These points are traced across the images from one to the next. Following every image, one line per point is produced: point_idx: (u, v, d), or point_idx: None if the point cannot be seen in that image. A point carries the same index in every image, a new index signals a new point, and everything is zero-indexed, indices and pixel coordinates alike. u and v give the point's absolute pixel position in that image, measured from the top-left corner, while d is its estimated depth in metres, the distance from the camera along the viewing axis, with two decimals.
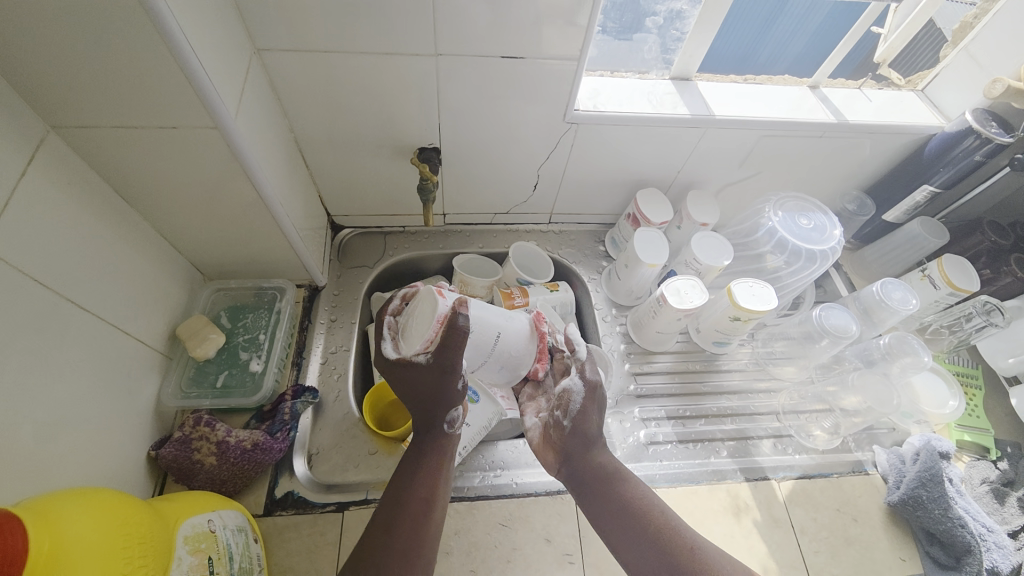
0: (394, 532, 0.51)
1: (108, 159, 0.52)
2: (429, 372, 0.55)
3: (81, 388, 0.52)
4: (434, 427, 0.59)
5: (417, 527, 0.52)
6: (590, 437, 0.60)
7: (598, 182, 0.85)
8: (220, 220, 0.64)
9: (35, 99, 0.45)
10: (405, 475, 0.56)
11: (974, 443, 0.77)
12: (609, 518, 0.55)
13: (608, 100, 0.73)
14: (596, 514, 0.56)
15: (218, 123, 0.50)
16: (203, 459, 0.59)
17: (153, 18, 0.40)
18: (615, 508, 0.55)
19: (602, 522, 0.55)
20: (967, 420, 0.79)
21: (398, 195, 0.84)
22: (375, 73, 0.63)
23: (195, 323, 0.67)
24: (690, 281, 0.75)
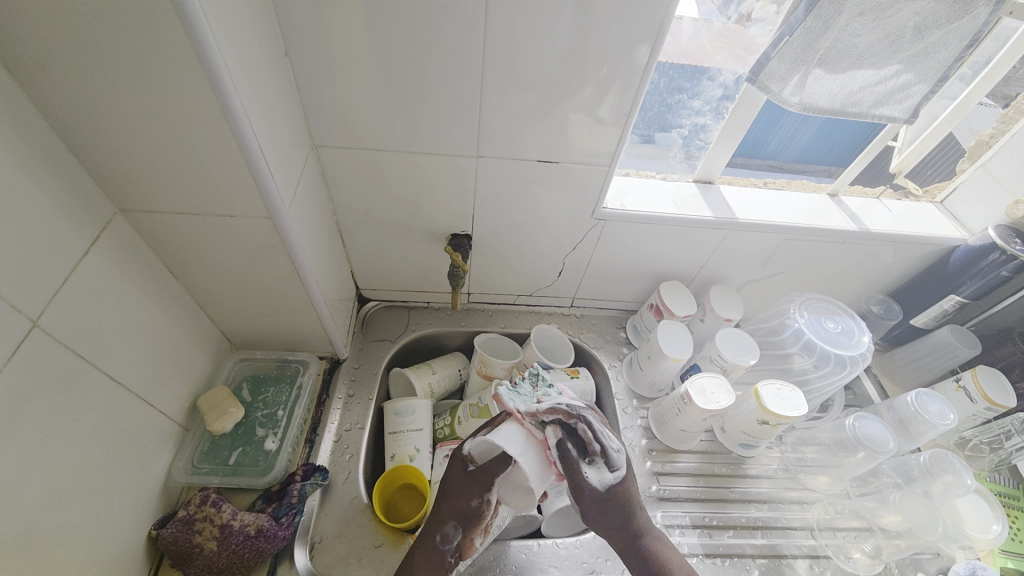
0: None
1: (165, 239, 0.56)
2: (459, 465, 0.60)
3: (96, 461, 0.51)
4: (429, 537, 0.58)
5: None
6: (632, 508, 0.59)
7: (621, 273, 0.87)
8: (258, 293, 0.66)
9: (112, 187, 0.50)
10: None
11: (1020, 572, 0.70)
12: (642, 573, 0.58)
13: (634, 200, 0.76)
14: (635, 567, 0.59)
15: (273, 214, 0.54)
16: (202, 543, 0.57)
17: (233, 126, 0.45)
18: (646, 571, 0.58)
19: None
20: (1009, 544, 0.73)
21: (427, 274, 0.87)
22: (419, 168, 0.68)
23: (216, 395, 0.67)
24: (716, 379, 0.74)
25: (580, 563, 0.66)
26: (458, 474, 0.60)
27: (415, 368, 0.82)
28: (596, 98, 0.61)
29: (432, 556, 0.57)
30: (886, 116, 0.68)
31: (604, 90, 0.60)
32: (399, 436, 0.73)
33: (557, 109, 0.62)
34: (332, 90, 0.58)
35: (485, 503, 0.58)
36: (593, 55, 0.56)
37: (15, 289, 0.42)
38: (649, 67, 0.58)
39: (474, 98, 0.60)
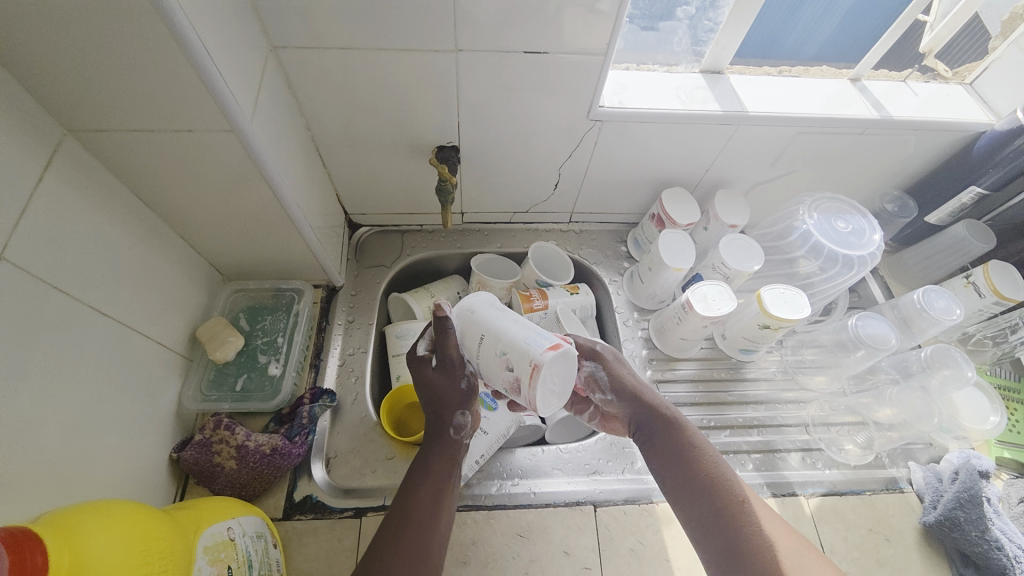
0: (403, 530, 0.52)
1: (125, 162, 0.52)
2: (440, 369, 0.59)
3: (103, 391, 0.52)
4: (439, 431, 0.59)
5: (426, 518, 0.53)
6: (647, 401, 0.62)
7: (621, 181, 0.82)
8: (238, 219, 0.63)
9: (52, 104, 0.45)
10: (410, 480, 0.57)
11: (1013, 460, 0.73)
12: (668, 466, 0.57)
13: (634, 96, 0.69)
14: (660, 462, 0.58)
15: (234, 127, 0.49)
16: (222, 462, 0.59)
17: (169, 21, 0.39)
18: (675, 460, 0.57)
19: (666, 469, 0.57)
20: (1007, 437, 0.74)
21: (417, 194, 0.82)
22: (395, 71, 0.61)
23: (214, 326, 0.67)
24: (718, 286, 0.72)
25: (582, 465, 0.70)
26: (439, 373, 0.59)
27: (413, 293, 0.81)
28: None
29: (439, 446, 0.59)
30: None
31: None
32: (402, 357, 0.74)
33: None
34: None
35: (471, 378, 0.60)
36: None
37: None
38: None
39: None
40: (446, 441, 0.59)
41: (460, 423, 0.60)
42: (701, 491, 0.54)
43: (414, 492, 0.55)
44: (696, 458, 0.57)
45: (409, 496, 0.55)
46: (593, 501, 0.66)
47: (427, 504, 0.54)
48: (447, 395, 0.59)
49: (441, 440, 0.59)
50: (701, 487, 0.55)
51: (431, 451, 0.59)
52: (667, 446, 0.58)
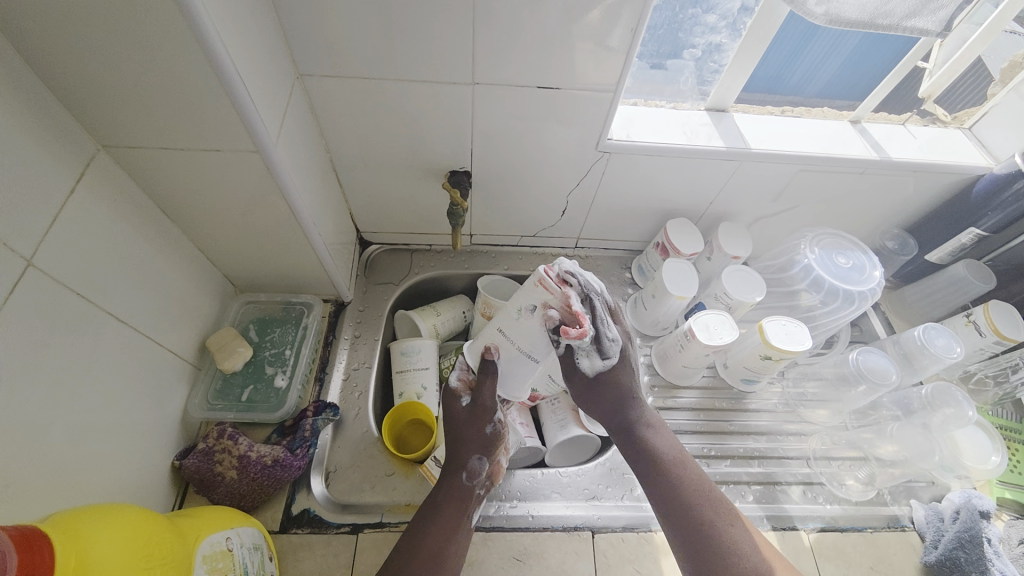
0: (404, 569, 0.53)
1: (153, 177, 0.54)
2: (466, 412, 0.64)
3: (111, 397, 0.53)
4: (454, 473, 0.62)
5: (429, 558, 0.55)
6: (634, 409, 0.64)
7: (626, 210, 0.84)
8: (255, 234, 0.65)
9: (90, 122, 0.47)
10: (419, 522, 0.58)
11: (1015, 501, 0.72)
12: (656, 483, 0.60)
13: (641, 130, 0.72)
14: (645, 477, 0.61)
15: (260, 147, 0.52)
16: (223, 472, 0.60)
17: (207, 50, 0.42)
18: (659, 477, 0.60)
19: (651, 486, 0.60)
20: (1008, 476, 0.74)
21: (428, 215, 0.85)
22: (413, 99, 0.64)
23: (224, 336, 0.68)
24: (720, 316, 0.73)
25: (581, 490, 0.70)
26: (467, 415, 0.64)
27: (419, 310, 0.82)
28: (602, 24, 0.56)
29: (457, 487, 0.61)
30: (917, 29, 0.61)
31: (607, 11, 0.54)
32: (406, 374, 0.75)
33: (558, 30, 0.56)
34: (311, 9, 0.53)
35: (496, 425, 0.65)
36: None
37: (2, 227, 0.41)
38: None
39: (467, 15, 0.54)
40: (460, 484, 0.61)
41: (479, 464, 0.62)
42: (679, 505, 0.58)
43: (421, 533, 0.57)
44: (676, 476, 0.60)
45: (414, 538, 0.56)
46: (590, 527, 0.66)
47: (431, 548, 0.56)
48: (464, 434, 0.63)
49: (454, 480, 0.61)
50: (679, 501, 0.58)
51: (442, 491, 0.61)
52: (651, 464, 0.61)
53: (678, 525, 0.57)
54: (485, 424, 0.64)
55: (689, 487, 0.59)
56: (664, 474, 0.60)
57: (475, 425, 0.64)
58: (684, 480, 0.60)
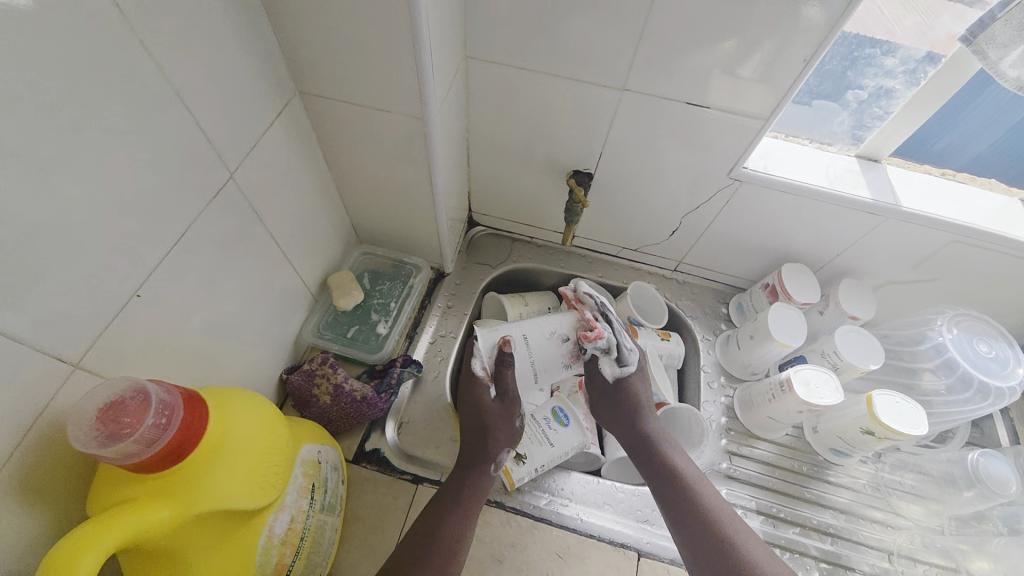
0: (427, 549, 0.55)
1: (328, 124, 0.62)
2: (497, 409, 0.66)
3: (254, 306, 0.61)
4: (474, 466, 0.62)
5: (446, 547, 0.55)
6: (638, 407, 0.69)
7: (739, 244, 0.81)
8: (392, 192, 0.71)
9: (297, 69, 0.55)
10: (435, 508, 0.59)
11: None
12: (658, 480, 0.63)
13: (780, 164, 0.69)
14: (649, 475, 0.65)
15: (424, 115, 0.57)
16: (319, 394, 0.66)
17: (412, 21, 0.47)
18: (661, 473, 0.64)
19: (655, 483, 0.64)
20: None
21: (539, 208, 0.87)
22: (561, 96, 0.67)
23: (343, 277, 0.75)
24: (824, 374, 0.68)
25: (634, 509, 0.68)
26: (493, 410, 0.66)
27: (510, 296, 0.85)
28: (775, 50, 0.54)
29: (472, 481, 0.61)
30: None
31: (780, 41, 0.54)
32: None
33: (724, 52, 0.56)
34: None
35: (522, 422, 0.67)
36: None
37: (223, 144, 0.49)
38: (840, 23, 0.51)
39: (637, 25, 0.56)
40: (476, 477, 0.62)
41: (501, 456, 0.64)
42: (682, 504, 0.61)
43: (437, 521, 0.57)
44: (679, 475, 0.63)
45: (432, 527, 0.56)
46: (637, 548, 0.65)
47: (449, 536, 0.56)
48: (498, 429, 0.65)
49: (470, 473, 0.62)
50: (683, 500, 0.61)
51: (459, 482, 0.61)
52: (653, 462, 0.65)
53: (680, 522, 0.60)
54: (516, 418, 0.67)
55: (692, 487, 0.62)
56: (669, 474, 0.63)
57: (502, 421, 0.66)
58: (686, 480, 0.63)
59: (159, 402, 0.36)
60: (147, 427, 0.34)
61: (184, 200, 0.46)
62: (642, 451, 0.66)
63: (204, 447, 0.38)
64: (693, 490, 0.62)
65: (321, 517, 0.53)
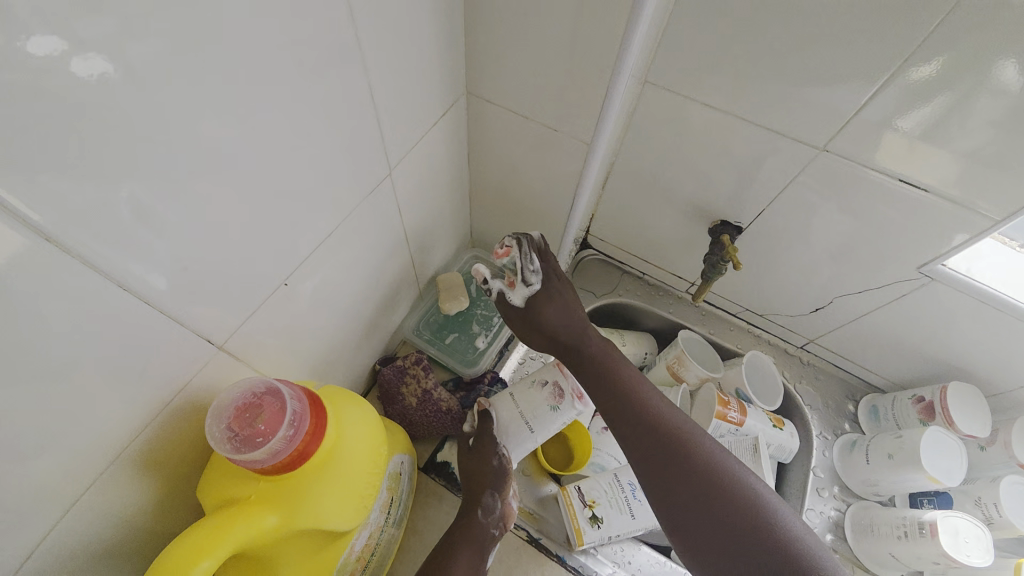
0: None
1: (484, 129, 0.59)
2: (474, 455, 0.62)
3: (373, 299, 0.60)
4: (470, 514, 0.58)
5: None
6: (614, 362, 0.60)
7: (895, 342, 0.69)
8: (524, 206, 0.67)
9: (474, 70, 0.52)
10: (437, 557, 0.54)
11: None
12: (651, 453, 0.54)
13: (988, 271, 0.57)
14: (637, 446, 0.55)
15: (593, 142, 0.52)
16: (406, 394, 0.65)
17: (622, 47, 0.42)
18: (653, 443, 0.54)
19: (646, 458, 0.54)
20: None
21: (664, 248, 0.80)
22: (728, 150, 0.59)
23: (454, 279, 0.72)
24: (976, 528, 0.56)
25: None
26: (485, 451, 0.61)
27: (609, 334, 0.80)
28: None
29: (472, 530, 0.57)
30: None
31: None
32: None
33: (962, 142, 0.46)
34: None
35: (502, 459, 0.60)
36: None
37: (390, 143, 0.47)
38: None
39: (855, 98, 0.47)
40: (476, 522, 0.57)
41: (489, 502, 0.58)
42: (679, 478, 0.51)
43: (437, 572, 0.52)
44: (672, 442, 0.53)
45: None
46: None
47: None
48: (484, 479, 0.60)
49: (471, 519, 0.57)
50: (680, 474, 0.51)
51: (459, 529, 0.57)
52: (639, 426, 0.55)
53: (684, 498, 0.51)
54: (492, 458, 0.61)
55: (689, 457, 0.52)
56: (664, 445, 0.53)
57: (486, 462, 0.61)
58: (685, 451, 0.53)
59: (290, 414, 0.35)
60: (276, 440, 0.34)
61: (346, 197, 0.45)
62: (623, 419, 0.57)
63: (317, 456, 0.37)
64: (694, 462, 0.52)
65: (392, 529, 0.52)
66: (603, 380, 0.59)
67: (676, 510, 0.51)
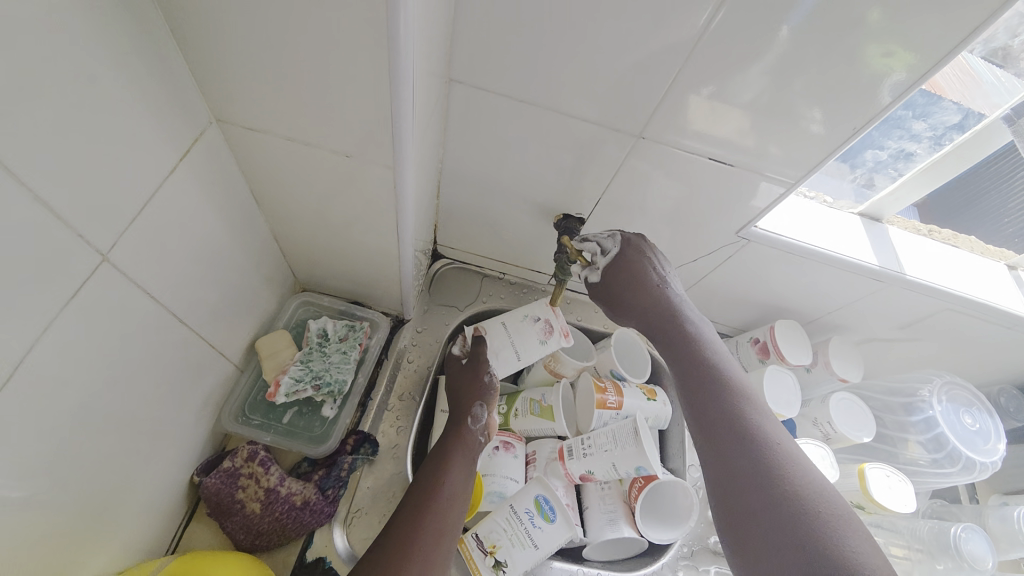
0: (427, 512, 0.52)
1: (260, 161, 0.46)
2: (464, 370, 0.66)
3: (151, 406, 0.45)
4: (459, 423, 0.62)
5: (439, 513, 0.52)
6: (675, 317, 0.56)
7: (732, 295, 0.75)
8: (346, 238, 0.56)
9: (214, 93, 0.39)
10: (429, 469, 0.57)
11: None
12: (688, 376, 0.53)
13: (791, 224, 0.64)
14: (678, 369, 0.54)
15: (397, 166, 0.43)
16: (244, 501, 0.52)
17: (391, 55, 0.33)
18: (687, 369, 0.53)
19: (683, 382, 0.53)
20: None
21: (517, 247, 0.76)
22: (559, 137, 0.56)
23: (277, 341, 0.59)
24: (820, 450, 0.65)
25: None
26: (470, 375, 0.65)
27: None
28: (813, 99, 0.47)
29: (462, 438, 0.60)
30: None
31: (834, 109, 0.48)
32: None
33: (767, 109, 0.49)
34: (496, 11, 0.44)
35: (495, 376, 0.65)
36: (858, 49, 0.43)
37: (79, 215, 0.32)
38: (908, 91, 0.45)
39: (671, 70, 0.46)
40: (467, 433, 0.61)
41: (478, 409, 0.63)
42: (700, 390, 0.51)
43: (433, 481, 0.55)
44: (697, 367, 0.53)
45: (428, 487, 0.54)
46: None
47: (448, 492, 0.54)
48: (478, 390, 0.65)
49: (460, 432, 0.61)
50: (699, 387, 0.51)
51: (447, 439, 0.60)
52: (687, 367, 0.53)
53: (707, 408, 0.50)
54: (482, 375, 0.65)
55: (706, 373, 0.52)
56: (690, 371, 0.53)
57: (475, 374, 0.65)
58: (702, 364, 0.53)
59: None
60: None
61: (9, 316, 0.29)
62: (673, 338, 0.55)
63: None
64: (706, 376, 0.52)
65: None
66: (660, 315, 0.57)
67: (697, 431, 0.50)
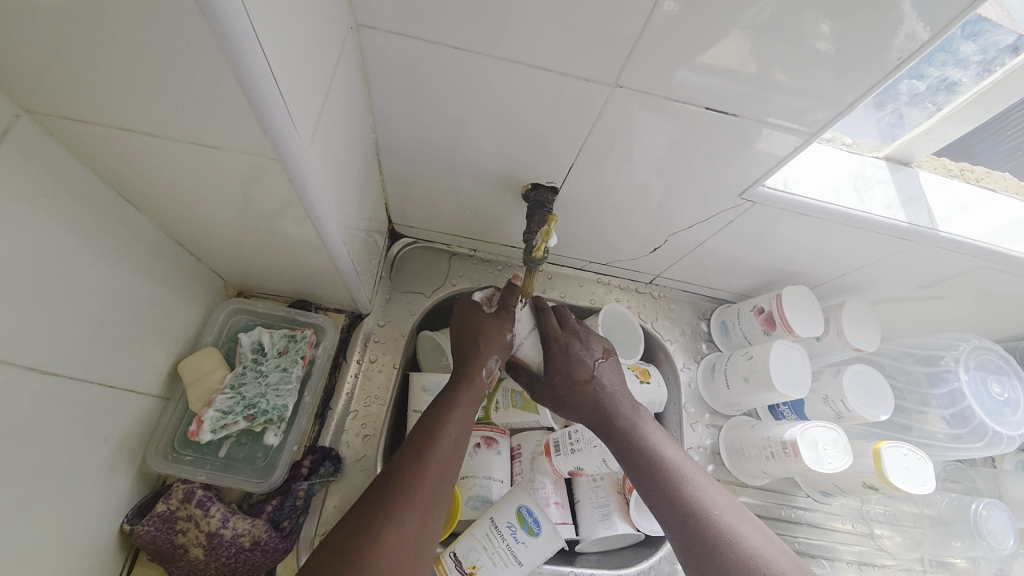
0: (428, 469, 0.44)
1: (111, 159, 0.36)
2: (486, 318, 0.57)
3: (37, 470, 0.38)
4: (469, 373, 0.53)
5: (439, 472, 0.45)
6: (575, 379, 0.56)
7: (731, 261, 0.66)
8: (260, 237, 0.47)
9: (6, 80, 0.30)
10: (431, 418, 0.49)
11: None
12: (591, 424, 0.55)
13: (801, 179, 0.53)
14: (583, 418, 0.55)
15: (285, 157, 0.33)
16: (187, 547, 0.47)
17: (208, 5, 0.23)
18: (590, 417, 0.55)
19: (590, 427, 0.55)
20: None
21: (482, 222, 0.66)
22: (511, 92, 0.44)
23: (204, 363, 0.52)
24: (832, 432, 0.58)
25: None
26: (489, 321, 0.56)
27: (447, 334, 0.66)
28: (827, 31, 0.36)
29: (470, 390, 0.52)
30: None
31: (855, 38, 0.37)
32: None
33: (777, 42, 0.38)
34: None
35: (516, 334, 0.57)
36: None
37: None
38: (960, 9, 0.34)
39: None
40: (477, 385, 0.53)
41: (492, 361, 0.55)
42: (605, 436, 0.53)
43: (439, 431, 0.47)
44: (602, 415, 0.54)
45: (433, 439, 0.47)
46: None
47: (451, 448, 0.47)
48: (492, 342, 0.56)
49: (472, 382, 0.53)
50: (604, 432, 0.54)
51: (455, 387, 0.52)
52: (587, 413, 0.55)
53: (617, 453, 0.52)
54: (504, 331, 0.56)
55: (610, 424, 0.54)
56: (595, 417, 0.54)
57: (496, 324, 0.56)
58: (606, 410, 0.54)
59: None
60: None
61: None
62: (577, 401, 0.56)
63: None
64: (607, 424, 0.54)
65: None
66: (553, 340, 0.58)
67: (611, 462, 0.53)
